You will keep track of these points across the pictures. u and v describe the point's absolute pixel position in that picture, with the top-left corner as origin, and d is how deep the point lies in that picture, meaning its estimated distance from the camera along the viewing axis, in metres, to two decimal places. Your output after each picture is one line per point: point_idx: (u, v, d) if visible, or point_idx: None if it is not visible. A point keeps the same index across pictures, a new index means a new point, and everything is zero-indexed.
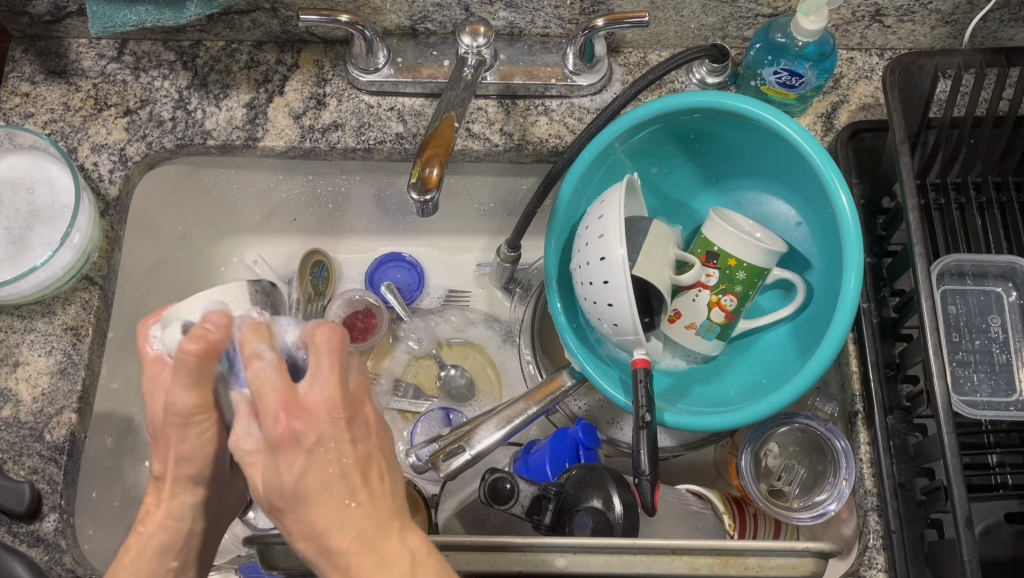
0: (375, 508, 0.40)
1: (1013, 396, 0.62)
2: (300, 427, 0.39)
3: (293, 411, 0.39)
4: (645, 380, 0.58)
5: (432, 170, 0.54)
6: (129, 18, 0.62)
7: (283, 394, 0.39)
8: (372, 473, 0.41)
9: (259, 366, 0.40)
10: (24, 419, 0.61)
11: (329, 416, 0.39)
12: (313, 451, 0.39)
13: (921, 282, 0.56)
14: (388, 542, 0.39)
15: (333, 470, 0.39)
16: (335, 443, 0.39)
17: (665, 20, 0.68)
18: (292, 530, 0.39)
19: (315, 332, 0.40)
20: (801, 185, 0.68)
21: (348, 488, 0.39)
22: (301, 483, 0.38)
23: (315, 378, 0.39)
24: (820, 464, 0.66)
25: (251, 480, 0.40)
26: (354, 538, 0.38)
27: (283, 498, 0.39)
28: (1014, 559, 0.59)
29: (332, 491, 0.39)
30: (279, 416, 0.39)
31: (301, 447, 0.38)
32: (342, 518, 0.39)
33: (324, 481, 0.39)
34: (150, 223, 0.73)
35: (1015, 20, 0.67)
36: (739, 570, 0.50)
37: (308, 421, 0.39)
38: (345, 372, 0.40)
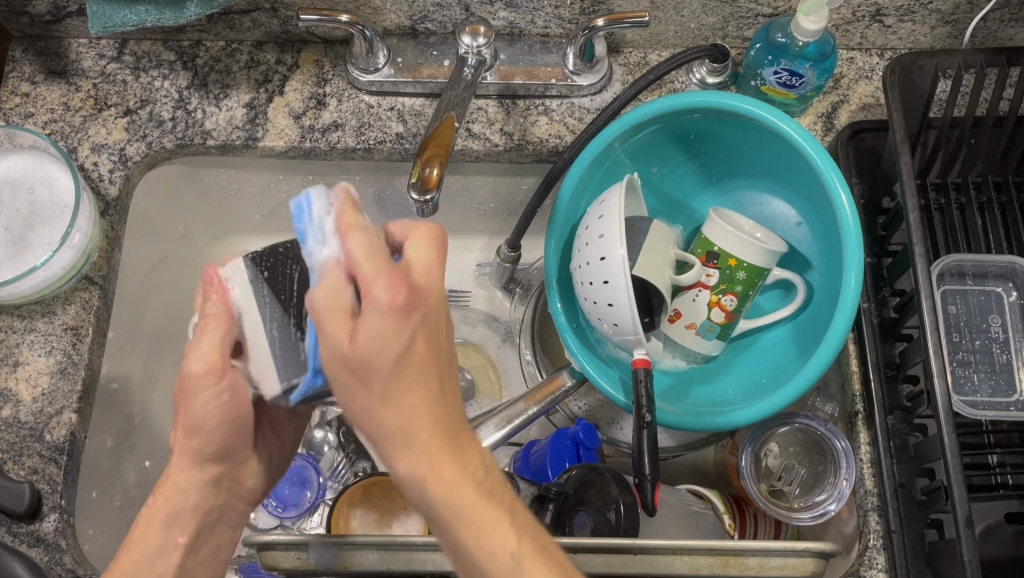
0: (456, 421, 0.41)
1: (1013, 396, 0.62)
2: (414, 295, 0.40)
3: (400, 277, 0.40)
4: (645, 380, 0.58)
5: (433, 170, 0.54)
6: (129, 18, 0.62)
7: (395, 271, 0.40)
8: (451, 369, 0.42)
9: (364, 231, 0.42)
10: (24, 419, 0.61)
11: (436, 302, 0.41)
12: (419, 325, 0.40)
13: (921, 281, 0.56)
14: (465, 444, 0.41)
15: (432, 361, 0.40)
16: (436, 324, 0.41)
17: (665, 20, 0.68)
18: (374, 401, 0.39)
19: (415, 225, 0.43)
20: (801, 185, 0.68)
21: (438, 381, 0.40)
22: (407, 351, 0.39)
23: (421, 247, 0.42)
24: (820, 464, 0.66)
25: (330, 336, 0.39)
26: (445, 436, 0.40)
27: (373, 370, 0.39)
28: (1015, 559, 0.59)
29: (426, 387, 0.40)
30: (397, 286, 0.39)
31: (412, 318, 0.39)
32: (432, 423, 0.39)
33: (422, 378, 0.40)
34: (149, 223, 0.73)
35: (1015, 19, 0.67)
36: (739, 570, 0.51)
37: (421, 298, 0.40)
38: (446, 263, 0.43)
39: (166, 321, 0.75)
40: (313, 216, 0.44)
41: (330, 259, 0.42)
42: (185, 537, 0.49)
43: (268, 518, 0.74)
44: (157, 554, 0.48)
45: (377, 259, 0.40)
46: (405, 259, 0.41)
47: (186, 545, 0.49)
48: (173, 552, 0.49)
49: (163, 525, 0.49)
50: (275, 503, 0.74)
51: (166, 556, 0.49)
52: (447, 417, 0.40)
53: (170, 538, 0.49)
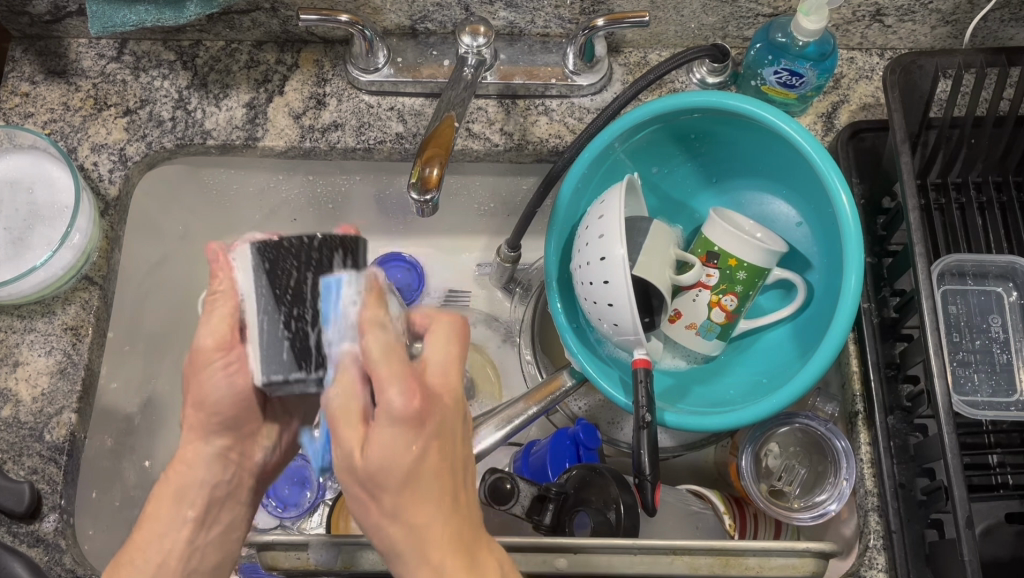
0: (462, 517, 0.41)
1: (1014, 396, 0.62)
2: (430, 407, 0.40)
3: (416, 389, 0.39)
4: (645, 380, 0.58)
5: (433, 170, 0.54)
6: (129, 17, 0.61)
7: (411, 372, 0.40)
8: (464, 478, 0.42)
9: (377, 323, 0.43)
10: (24, 419, 0.61)
11: (451, 410, 0.41)
12: (433, 438, 0.40)
13: (921, 281, 0.56)
14: (479, 553, 0.41)
15: (447, 461, 0.41)
16: (450, 439, 0.41)
17: (665, 20, 0.68)
18: (384, 515, 0.40)
19: (435, 322, 0.44)
20: (801, 184, 0.68)
21: (450, 494, 0.41)
22: (418, 464, 0.39)
23: (439, 356, 0.42)
24: (820, 464, 0.66)
25: (337, 433, 0.41)
26: (454, 520, 0.40)
27: (387, 477, 0.39)
28: (1014, 559, 0.59)
29: (439, 488, 0.40)
30: (411, 393, 0.39)
31: (424, 430, 0.39)
32: (438, 512, 0.40)
33: (438, 475, 0.40)
34: (149, 223, 0.73)
35: (1015, 19, 0.67)
36: (739, 570, 0.51)
37: (432, 405, 0.40)
38: (464, 359, 0.43)
39: (166, 320, 0.75)
40: (341, 305, 0.44)
41: (348, 354, 0.43)
42: (195, 512, 0.51)
43: (268, 518, 0.74)
44: (165, 532, 0.50)
45: (393, 361, 0.40)
46: (422, 360, 0.42)
47: (194, 519, 0.51)
48: (184, 527, 0.50)
49: (172, 499, 0.51)
50: (275, 503, 0.74)
51: (177, 532, 0.50)
52: (458, 521, 0.41)
53: (179, 513, 0.50)
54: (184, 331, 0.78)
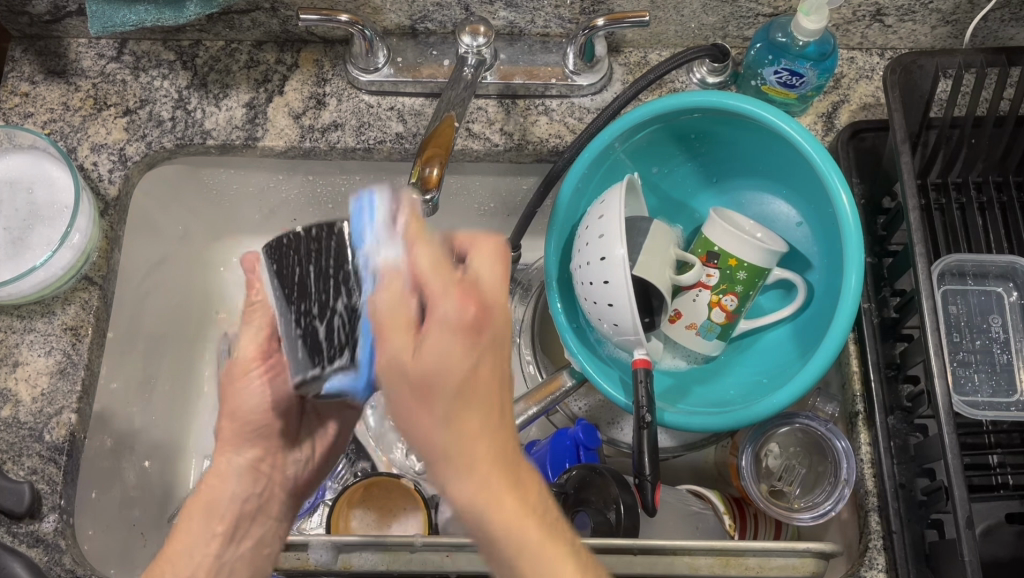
0: (511, 432, 0.40)
1: (1013, 396, 0.62)
2: (488, 315, 0.40)
3: (476, 301, 0.40)
4: (645, 380, 0.58)
5: (433, 170, 0.54)
6: (129, 17, 0.61)
7: (462, 283, 0.41)
8: (511, 404, 0.41)
9: (431, 247, 0.42)
10: (24, 419, 0.61)
11: (504, 322, 0.41)
12: (488, 347, 0.40)
13: (922, 281, 0.56)
14: (527, 482, 0.39)
15: (498, 375, 0.40)
16: (502, 352, 0.41)
17: (665, 19, 0.68)
18: (433, 421, 0.38)
19: (479, 239, 0.44)
20: (802, 184, 0.68)
21: (502, 406, 0.40)
22: (474, 371, 0.39)
23: (488, 272, 0.43)
24: (820, 464, 0.66)
25: (387, 342, 0.40)
26: (506, 426, 0.40)
27: (441, 385, 0.38)
28: (1015, 559, 0.59)
29: (490, 401, 0.39)
30: (466, 304, 0.40)
31: (481, 338, 0.39)
32: (491, 428, 0.39)
33: (489, 379, 0.39)
34: (149, 223, 0.73)
35: (1015, 20, 0.67)
36: (739, 570, 0.53)
37: (489, 316, 0.40)
38: (509, 277, 0.44)
39: (166, 321, 0.75)
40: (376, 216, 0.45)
41: (392, 262, 0.42)
42: (224, 526, 0.55)
43: None
44: (195, 545, 0.53)
45: (443, 274, 0.41)
46: (471, 271, 0.42)
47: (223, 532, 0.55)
48: (212, 540, 0.54)
49: (202, 517, 0.55)
50: None
51: (205, 546, 0.54)
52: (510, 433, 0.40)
53: (209, 528, 0.54)
54: (183, 332, 0.78)
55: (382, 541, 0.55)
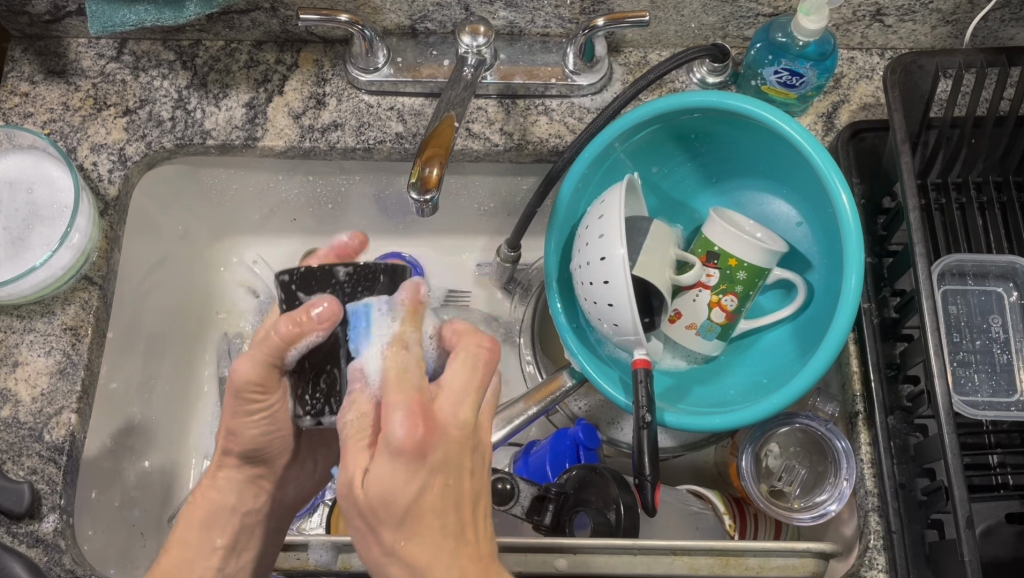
0: (472, 550, 0.41)
1: (1014, 396, 0.62)
2: (446, 448, 0.41)
3: (423, 418, 0.40)
4: (645, 380, 0.58)
5: (432, 170, 0.54)
6: (129, 17, 0.61)
7: (420, 401, 0.41)
8: (472, 509, 0.43)
9: (402, 351, 0.43)
10: (24, 419, 0.61)
11: (458, 443, 0.42)
12: (436, 470, 0.40)
13: (922, 281, 0.56)
14: (490, 565, 0.42)
15: (449, 502, 0.41)
16: (457, 472, 0.42)
17: (665, 20, 0.68)
18: (384, 557, 0.41)
19: (462, 338, 0.45)
20: (802, 184, 0.68)
21: (457, 516, 0.41)
22: (416, 504, 0.40)
23: (454, 390, 0.43)
24: (820, 464, 0.66)
25: (348, 468, 0.41)
26: (461, 542, 0.41)
27: (388, 511, 0.39)
28: (1015, 559, 0.59)
29: (446, 530, 0.41)
30: (415, 423, 0.40)
31: (425, 464, 0.40)
32: (441, 545, 0.40)
33: (437, 496, 0.41)
34: (149, 223, 0.73)
35: (1015, 20, 0.67)
36: (739, 570, 0.53)
37: (435, 438, 0.41)
38: (483, 390, 0.44)
39: (166, 321, 0.75)
40: (370, 327, 0.44)
41: (365, 378, 0.44)
42: (223, 539, 0.55)
43: None
44: (195, 550, 0.55)
45: (404, 387, 0.41)
46: (439, 386, 0.43)
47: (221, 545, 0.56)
48: (213, 553, 0.55)
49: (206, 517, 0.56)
50: None
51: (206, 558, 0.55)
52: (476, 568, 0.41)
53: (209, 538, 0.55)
54: (183, 332, 0.78)
55: None
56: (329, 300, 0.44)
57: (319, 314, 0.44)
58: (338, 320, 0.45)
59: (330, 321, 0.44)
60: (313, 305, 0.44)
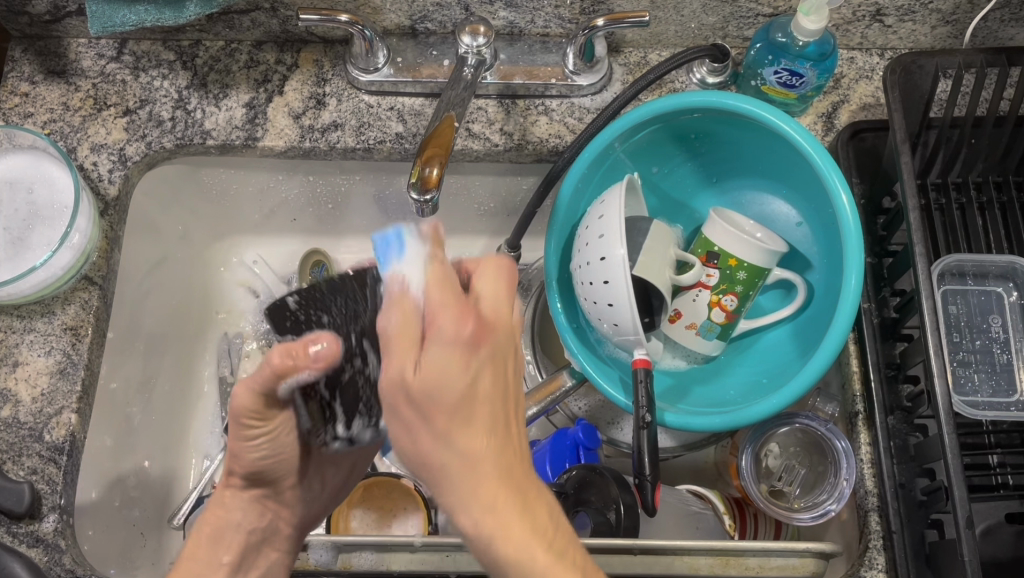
0: (515, 444, 0.40)
1: (1014, 396, 0.62)
2: (508, 331, 0.42)
3: (474, 322, 0.40)
4: (645, 380, 0.58)
5: (432, 170, 0.54)
6: (129, 17, 0.61)
7: (464, 305, 0.40)
8: (518, 430, 0.41)
9: (441, 266, 0.42)
10: (24, 419, 0.61)
11: (505, 338, 0.41)
12: (487, 361, 0.39)
13: (922, 281, 0.56)
14: (532, 499, 0.39)
15: (501, 375, 0.40)
16: (503, 365, 0.41)
17: (665, 20, 0.68)
18: (435, 436, 0.38)
19: (487, 258, 0.43)
20: (802, 184, 0.68)
21: (504, 415, 0.40)
22: (471, 388, 0.39)
23: (493, 298, 0.41)
24: (820, 464, 0.66)
25: (389, 364, 0.39)
26: (500, 400, 0.40)
27: (441, 406, 0.38)
28: (1015, 559, 0.59)
29: (491, 410, 0.39)
30: (463, 322, 0.39)
31: (478, 353, 0.39)
32: (490, 405, 0.39)
33: (489, 353, 0.40)
34: (150, 223, 0.73)
35: (1015, 19, 0.67)
36: (739, 570, 0.53)
37: (489, 331, 0.40)
38: (515, 299, 0.43)
39: (166, 321, 0.75)
40: (402, 252, 0.43)
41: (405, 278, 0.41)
42: (230, 556, 0.55)
43: None
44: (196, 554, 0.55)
45: (447, 289, 0.40)
46: (473, 292, 0.42)
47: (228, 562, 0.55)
48: (219, 570, 0.54)
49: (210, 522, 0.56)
50: None
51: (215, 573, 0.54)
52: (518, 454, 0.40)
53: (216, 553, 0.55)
54: (184, 331, 0.78)
55: (380, 542, 0.56)
56: (330, 341, 0.42)
57: (316, 352, 0.42)
58: (334, 361, 0.42)
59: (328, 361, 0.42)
60: (314, 341, 0.42)
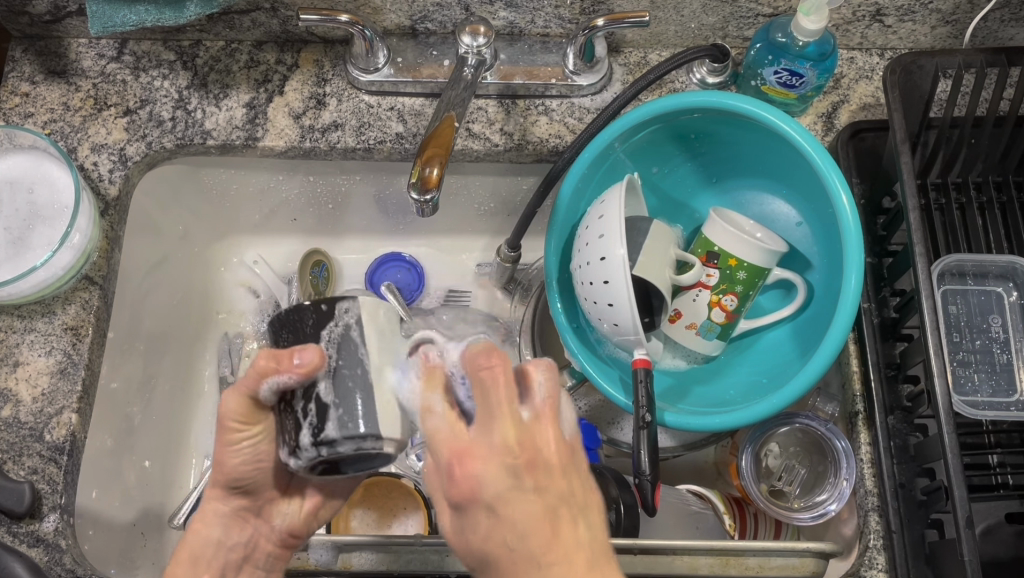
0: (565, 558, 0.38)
1: (1013, 396, 0.62)
2: (530, 457, 0.39)
3: (461, 459, 0.39)
4: (645, 380, 0.58)
5: (433, 170, 0.54)
6: (129, 17, 0.61)
7: (454, 442, 0.40)
8: (570, 525, 0.39)
9: (427, 405, 0.42)
10: (24, 419, 0.61)
11: (502, 463, 0.39)
12: (496, 503, 0.38)
13: (922, 281, 0.56)
14: None
15: (519, 527, 0.38)
16: (516, 494, 0.38)
17: (665, 20, 0.68)
18: None
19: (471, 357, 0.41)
20: (802, 184, 0.68)
21: (541, 538, 0.38)
22: (491, 546, 0.39)
23: (490, 436, 0.40)
24: (820, 464, 0.66)
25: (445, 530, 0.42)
26: (536, 535, 0.38)
27: (481, 560, 0.40)
28: (1015, 559, 0.59)
29: (524, 548, 0.38)
30: (451, 470, 0.39)
31: (480, 499, 0.39)
32: (529, 550, 0.38)
33: (506, 494, 0.38)
34: (150, 223, 0.73)
35: (1015, 19, 0.67)
36: (738, 570, 0.53)
37: (478, 467, 0.39)
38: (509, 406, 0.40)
39: (166, 321, 0.75)
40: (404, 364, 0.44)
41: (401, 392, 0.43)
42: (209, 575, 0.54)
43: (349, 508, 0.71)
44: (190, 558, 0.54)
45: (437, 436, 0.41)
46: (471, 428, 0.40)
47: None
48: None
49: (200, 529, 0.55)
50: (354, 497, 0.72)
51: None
52: (573, 574, 0.37)
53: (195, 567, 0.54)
54: (184, 332, 0.78)
55: (380, 541, 0.56)
56: (317, 348, 0.43)
57: (298, 359, 0.42)
58: (314, 372, 0.43)
59: (310, 369, 0.43)
60: (297, 350, 0.43)
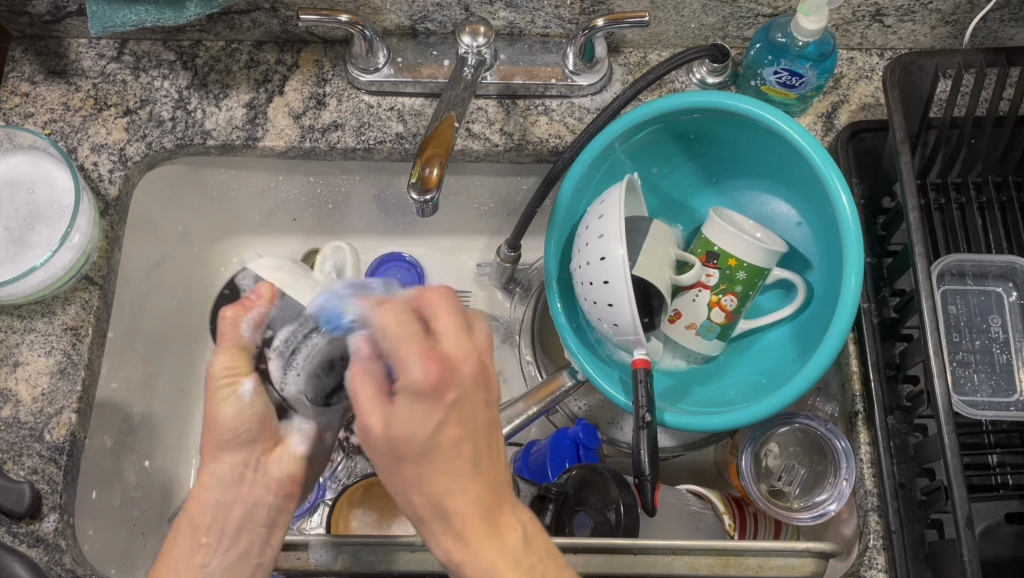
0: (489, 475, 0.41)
1: (1013, 396, 0.62)
2: (446, 375, 0.40)
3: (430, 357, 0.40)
4: (645, 380, 0.58)
5: (432, 170, 0.54)
6: (129, 18, 0.61)
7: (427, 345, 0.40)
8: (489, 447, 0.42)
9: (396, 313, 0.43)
10: (24, 419, 0.61)
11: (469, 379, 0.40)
12: (451, 408, 0.40)
13: (921, 281, 0.56)
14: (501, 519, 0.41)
15: (462, 428, 0.40)
16: (469, 408, 0.40)
17: (665, 20, 0.68)
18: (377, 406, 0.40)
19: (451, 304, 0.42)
20: (802, 184, 0.68)
21: (470, 459, 0.40)
22: (432, 439, 0.39)
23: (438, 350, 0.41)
24: (820, 464, 0.66)
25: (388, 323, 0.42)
26: (441, 447, 0.40)
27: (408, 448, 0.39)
28: (1015, 559, 0.59)
29: (456, 460, 0.40)
30: (428, 364, 0.40)
31: (444, 399, 0.40)
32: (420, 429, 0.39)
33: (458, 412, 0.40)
34: (149, 223, 0.73)
35: (1015, 19, 0.67)
36: (738, 570, 0.53)
37: (451, 376, 0.40)
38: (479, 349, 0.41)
39: (166, 321, 0.75)
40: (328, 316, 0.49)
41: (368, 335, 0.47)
42: (208, 537, 0.50)
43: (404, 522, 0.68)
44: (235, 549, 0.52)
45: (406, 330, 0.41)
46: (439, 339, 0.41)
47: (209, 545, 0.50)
48: (197, 552, 0.49)
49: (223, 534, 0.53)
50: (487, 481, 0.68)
51: (189, 557, 0.49)
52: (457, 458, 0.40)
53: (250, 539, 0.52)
54: (184, 331, 0.78)
55: (382, 540, 0.55)
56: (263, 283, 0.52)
57: (257, 290, 0.52)
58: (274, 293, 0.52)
59: (267, 297, 0.51)
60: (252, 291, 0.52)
